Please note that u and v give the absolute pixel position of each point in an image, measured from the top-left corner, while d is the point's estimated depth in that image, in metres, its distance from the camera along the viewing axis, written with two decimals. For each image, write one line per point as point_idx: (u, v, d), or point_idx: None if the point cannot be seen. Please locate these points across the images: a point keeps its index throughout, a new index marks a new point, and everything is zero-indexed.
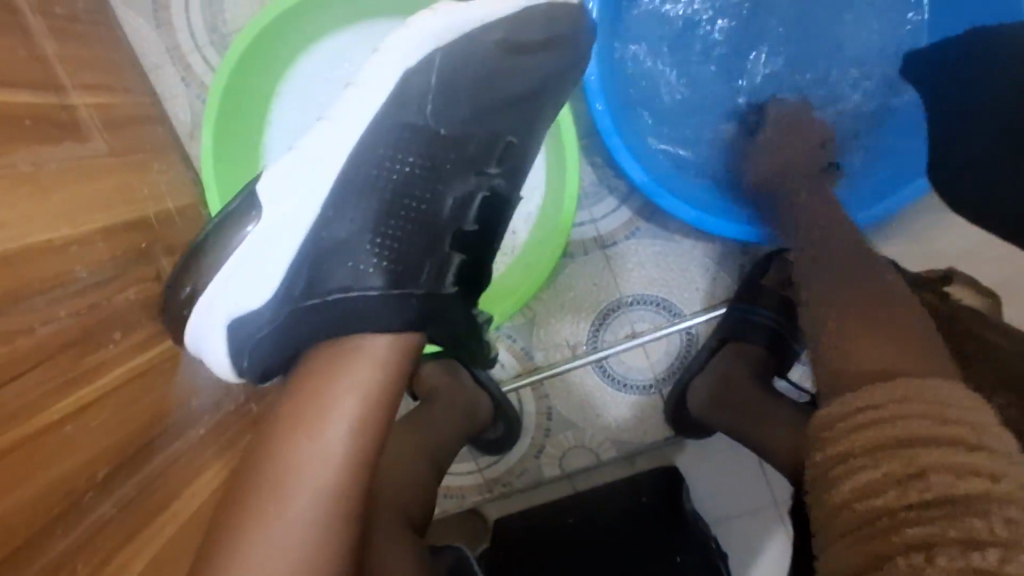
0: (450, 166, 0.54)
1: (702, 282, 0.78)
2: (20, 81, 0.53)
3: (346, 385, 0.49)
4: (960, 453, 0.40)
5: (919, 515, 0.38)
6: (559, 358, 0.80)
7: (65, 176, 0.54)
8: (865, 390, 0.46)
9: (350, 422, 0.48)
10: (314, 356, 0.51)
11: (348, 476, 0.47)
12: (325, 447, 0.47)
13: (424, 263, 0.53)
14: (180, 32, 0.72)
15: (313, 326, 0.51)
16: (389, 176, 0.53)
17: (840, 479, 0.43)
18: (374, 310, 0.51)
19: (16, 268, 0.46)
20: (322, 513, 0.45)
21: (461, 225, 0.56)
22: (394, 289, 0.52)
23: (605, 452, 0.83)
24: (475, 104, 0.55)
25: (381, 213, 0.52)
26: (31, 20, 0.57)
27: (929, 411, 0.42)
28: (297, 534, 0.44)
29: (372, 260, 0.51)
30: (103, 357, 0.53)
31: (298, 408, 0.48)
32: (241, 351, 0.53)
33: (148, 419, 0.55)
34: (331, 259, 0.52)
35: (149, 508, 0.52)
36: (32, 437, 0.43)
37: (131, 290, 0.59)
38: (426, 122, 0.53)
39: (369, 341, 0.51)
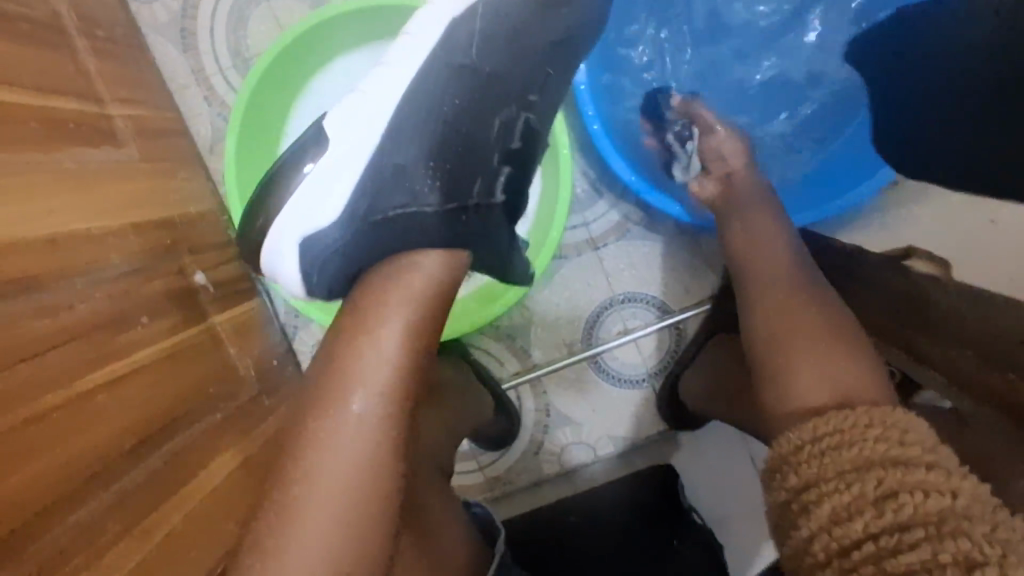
0: (495, 95, 0.57)
1: (691, 280, 0.82)
2: (68, 92, 0.59)
3: (386, 326, 0.51)
4: (917, 471, 0.44)
5: (893, 534, 0.42)
6: (556, 356, 0.84)
7: (103, 175, 0.60)
8: (822, 418, 0.51)
9: (403, 333, 0.51)
10: (376, 270, 0.53)
11: (378, 441, 0.48)
12: (382, 356, 0.50)
13: (474, 178, 0.56)
14: (205, 55, 0.78)
15: (377, 245, 0.53)
16: (440, 108, 0.54)
17: (812, 506, 0.47)
18: (432, 228, 0.53)
19: (59, 250, 0.51)
20: (358, 480, 0.47)
21: (506, 146, 0.58)
22: (449, 206, 0.54)
23: (603, 447, 0.86)
24: (514, 49, 0.57)
25: (439, 140, 0.54)
26: (78, 40, 0.63)
27: (884, 435, 0.47)
28: (341, 482, 0.47)
29: (428, 181, 0.53)
30: (133, 338, 0.56)
31: (359, 318, 0.51)
32: (310, 269, 0.54)
33: (172, 400, 0.59)
34: (392, 181, 0.53)
35: (174, 481, 0.55)
36: (71, 403, 0.47)
37: (158, 281, 0.62)
38: (473, 62, 0.55)
39: (423, 257, 0.54)
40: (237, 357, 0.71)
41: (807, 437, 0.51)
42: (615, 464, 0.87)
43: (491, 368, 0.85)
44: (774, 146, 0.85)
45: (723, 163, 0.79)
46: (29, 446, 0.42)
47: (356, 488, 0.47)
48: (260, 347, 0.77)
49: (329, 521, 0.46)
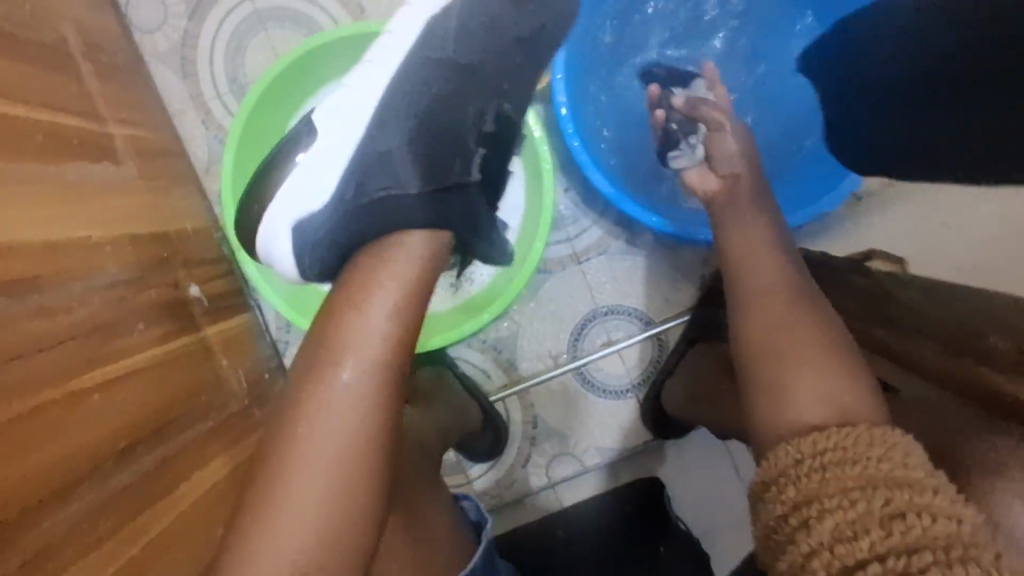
0: (469, 85, 0.60)
1: (671, 291, 0.85)
2: (74, 113, 0.62)
3: (375, 294, 0.54)
4: (931, 495, 0.40)
5: (903, 557, 0.37)
6: (541, 368, 0.86)
7: (104, 189, 0.62)
8: (823, 432, 0.47)
9: (391, 305, 0.54)
10: (367, 250, 0.55)
11: (361, 437, 0.50)
12: (368, 326, 0.53)
13: (453, 158, 0.58)
14: (204, 81, 0.82)
15: (361, 225, 0.55)
16: (420, 99, 0.58)
17: (812, 523, 0.42)
18: (412, 207, 0.56)
19: (60, 256, 0.53)
20: (342, 464, 0.49)
21: (481, 130, 0.61)
22: (430, 186, 0.56)
23: (589, 460, 0.87)
24: (490, 40, 0.61)
25: (419, 127, 0.58)
26: (82, 64, 0.67)
27: (887, 454, 0.43)
28: (327, 452, 0.49)
29: (409, 164, 0.56)
30: (127, 343, 0.58)
31: (349, 287, 0.54)
32: (302, 249, 0.58)
33: (163, 405, 0.59)
34: (376, 165, 0.57)
35: (164, 484, 0.56)
36: (65, 399, 0.48)
37: (153, 290, 0.64)
38: (448, 54, 0.60)
39: (406, 237, 0.56)
40: (227, 368, 0.73)
41: (806, 451, 0.47)
42: (601, 477, 0.88)
43: (479, 381, 0.87)
44: (767, 161, 0.88)
45: (730, 162, 0.74)
46: (24, 438, 0.43)
47: (332, 499, 0.49)
48: (250, 360, 0.78)
49: (311, 490, 0.48)
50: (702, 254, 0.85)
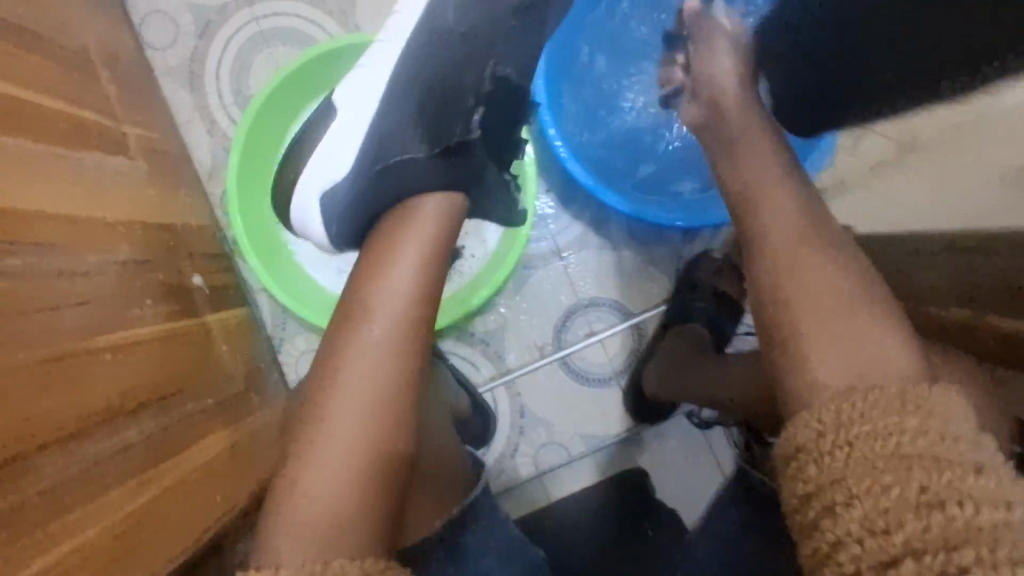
0: (462, 54, 0.66)
1: (647, 283, 0.89)
2: (95, 111, 0.68)
3: (397, 260, 0.61)
4: (968, 478, 0.40)
5: (942, 551, 0.37)
6: (527, 359, 0.90)
7: (119, 179, 0.67)
8: (849, 401, 0.47)
9: (412, 267, 0.61)
10: (389, 215, 0.64)
11: (385, 386, 0.58)
12: (393, 288, 0.60)
13: (455, 120, 0.64)
14: (210, 94, 0.89)
15: (377, 190, 0.63)
16: (425, 74, 0.65)
17: (839, 508, 0.43)
18: (424, 170, 0.63)
19: (79, 228, 0.57)
20: (374, 406, 0.57)
21: (479, 90, 0.65)
22: (437, 151, 0.63)
23: (575, 448, 0.90)
24: (485, 10, 0.66)
25: (425, 98, 0.65)
26: (101, 72, 0.73)
27: (923, 429, 0.43)
28: (360, 397, 0.57)
29: (417, 134, 0.64)
30: (137, 314, 0.62)
31: (372, 256, 0.62)
32: (329, 217, 0.66)
33: (166, 375, 0.62)
34: (390, 136, 0.64)
35: (166, 447, 0.58)
36: (79, 354, 0.51)
37: (161, 274, 0.68)
38: (449, 25, 0.66)
39: (422, 202, 0.63)
40: (226, 354, 0.76)
41: (828, 423, 0.46)
42: (587, 467, 0.90)
43: (467, 373, 0.90)
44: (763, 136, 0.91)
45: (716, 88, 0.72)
46: (38, 384, 0.46)
47: (362, 450, 0.55)
48: (248, 350, 0.82)
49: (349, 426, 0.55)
50: (678, 245, 0.89)
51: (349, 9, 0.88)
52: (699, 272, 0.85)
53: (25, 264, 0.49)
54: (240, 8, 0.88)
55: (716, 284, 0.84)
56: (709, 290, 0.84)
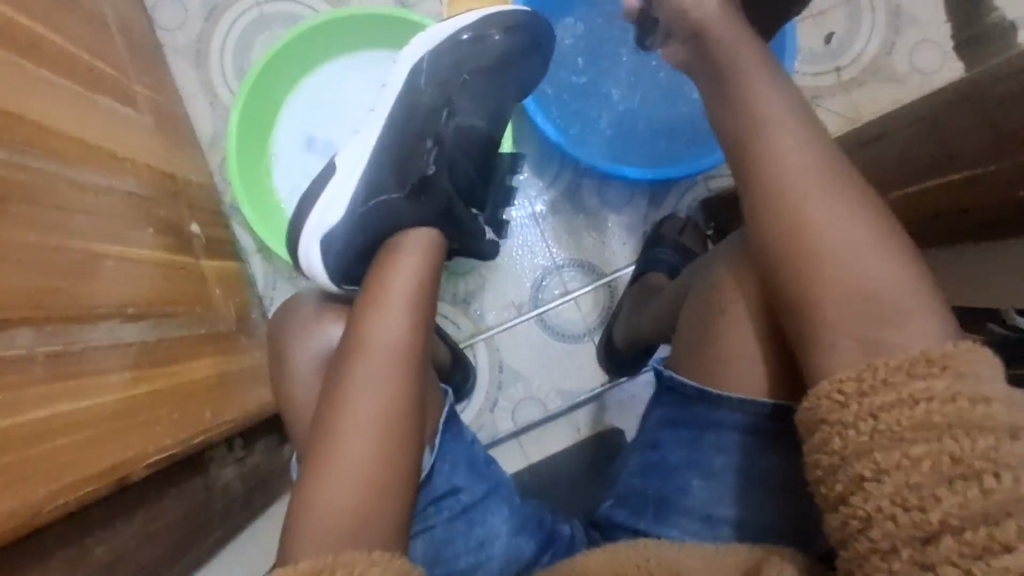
0: (426, 110, 0.74)
1: (618, 246, 0.95)
2: (110, 67, 0.75)
3: (394, 280, 0.66)
4: (1004, 445, 0.37)
5: (983, 526, 0.34)
6: (505, 318, 0.94)
7: (127, 124, 0.73)
8: (872, 366, 0.44)
9: (408, 284, 0.66)
10: (382, 251, 0.70)
11: (394, 391, 0.60)
12: (389, 310, 0.64)
13: (423, 167, 0.73)
14: (214, 71, 0.96)
15: (367, 228, 0.70)
16: (396, 133, 0.74)
17: (870, 485, 0.40)
18: (403, 210, 0.71)
19: (90, 150, 0.63)
20: (385, 413, 0.59)
21: (437, 134, 0.74)
22: (410, 194, 0.72)
23: (552, 403, 0.94)
24: (453, 69, 0.75)
25: (395, 150, 0.73)
26: (115, 35, 0.79)
27: (953, 391, 0.40)
28: (369, 408, 0.59)
29: (392, 184, 0.72)
30: (137, 238, 0.66)
31: (373, 281, 0.67)
32: (329, 258, 0.71)
33: (161, 298, 0.67)
34: (370, 184, 0.72)
35: (160, 358, 0.62)
36: (85, 255, 0.56)
37: (162, 212, 0.73)
38: (419, 88, 0.74)
39: (405, 237, 0.70)
40: (218, 297, 0.80)
41: (850, 392, 0.43)
42: (564, 427, 0.93)
43: (448, 331, 0.94)
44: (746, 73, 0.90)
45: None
46: (45, 262, 0.50)
47: (373, 451, 0.58)
48: (241, 298, 0.87)
49: (364, 437, 0.58)
50: (644, 209, 0.95)
51: None
52: (664, 229, 0.91)
53: (38, 164, 0.53)
54: None
55: (678, 240, 0.90)
56: (672, 244, 0.90)
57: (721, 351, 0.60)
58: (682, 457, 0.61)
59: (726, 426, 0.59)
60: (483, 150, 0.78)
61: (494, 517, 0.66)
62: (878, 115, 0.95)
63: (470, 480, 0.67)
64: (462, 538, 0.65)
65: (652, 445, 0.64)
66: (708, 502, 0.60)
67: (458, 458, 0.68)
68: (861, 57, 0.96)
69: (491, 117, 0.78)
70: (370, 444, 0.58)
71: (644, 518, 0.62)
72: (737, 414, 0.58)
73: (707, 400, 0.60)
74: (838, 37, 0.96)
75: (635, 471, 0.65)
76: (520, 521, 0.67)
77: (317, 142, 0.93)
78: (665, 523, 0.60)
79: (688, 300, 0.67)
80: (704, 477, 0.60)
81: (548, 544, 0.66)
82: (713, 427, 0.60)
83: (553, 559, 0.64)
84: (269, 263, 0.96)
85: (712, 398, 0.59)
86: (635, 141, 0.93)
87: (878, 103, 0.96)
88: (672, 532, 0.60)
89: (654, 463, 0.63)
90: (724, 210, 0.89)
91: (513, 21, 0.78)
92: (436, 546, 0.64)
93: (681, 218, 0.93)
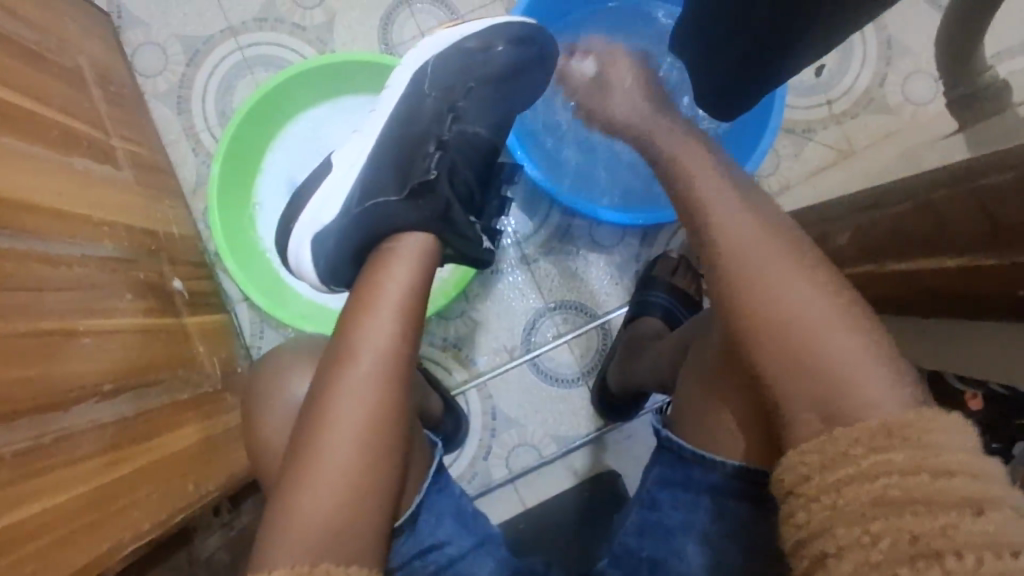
0: (430, 114, 0.69)
1: (610, 287, 0.94)
2: (86, 123, 0.73)
3: (390, 280, 0.59)
4: (962, 523, 0.36)
5: None
6: (497, 363, 0.92)
7: (106, 183, 0.72)
8: (836, 432, 0.44)
9: (405, 284, 0.59)
10: (374, 254, 0.62)
11: (381, 407, 0.54)
12: (384, 315, 0.57)
13: (428, 165, 0.66)
14: (197, 117, 0.94)
15: (355, 234, 0.62)
16: (397, 137, 0.68)
17: (832, 562, 0.40)
18: (395, 211, 0.62)
19: (65, 221, 0.61)
20: (368, 428, 0.53)
21: (439, 138, 0.68)
22: (407, 195, 0.64)
23: (547, 448, 0.92)
24: (460, 74, 0.70)
25: (395, 153, 0.67)
26: (94, 91, 0.78)
27: (915, 464, 0.40)
28: (352, 422, 0.53)
29: (390, 185, 0.64)
30: (115, 307, 0.64)
31: (364, 277, 0.59)
32: (320, 259, 0.65)
33: (141, 366, 0.65)
34: (370, 182, 0.65)
35: (139, 432, 0.60)
36: (59, 336, 0.54)
37: (141, 272, 0.71)
38: (425, 94, 0.69)
39: (400, 240, 0.62)
40: (202, 353, 0.78)
41: (813, 464, 0.44)
42: (560, 471, 0.92)
43: (441, 378, 0.92)
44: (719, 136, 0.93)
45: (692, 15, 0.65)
46: (17, 353, 0.48)
47: (353, 468, 0.52)
48: (226, 352, 0.85)
49: (341, 452, 0.52)
50: (636, 248, 0.94)
51: (326, 37, 0.95)
52: (657, 269, 0.90)
53: (8, 247, 0.52)
54: (225, 38, 0.94)
55: (672, 281, 0.89)
56: (666, 284, 0.89)
57: (726, 420, 0.58)
58: (679, 520, 0.59)
59: (724, 490, 0.57)
60: (483, 159, 0.71)
61: (481, 570, 0.60)
62: (870, 145, 0.94)
63: (458, 531, 0.61)
64: None
65: (648, 505, 0.62)
66: (705, 569, 0.58)
67: (443, 508, 0.61)
68: (852, 88, 0.95)
69: (496, 125, 0.72)
70: (348, 458, 0.52)
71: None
72: (731, 479, 0.57)
73: (704, 464, 0.58)
74: (829, 69, 0.95)
75: (631, 531, 0.62)
76: (510, 570, 0.60)
77: None
78: None
79: (684, 369, 0.66)
80: (699, 542, 0.58)
81: None
82: (709, 489, 0.58)
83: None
84: (254, 311, 0.94)
85: (708, 462, 0.58)
86: (630, 176, 0.92)
87: (869, 135, 0.95)
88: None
89: (652, 525, 0.60)
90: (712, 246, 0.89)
91: (518, 33, 0.72)
92: None
93: (673, 258, 0.91)
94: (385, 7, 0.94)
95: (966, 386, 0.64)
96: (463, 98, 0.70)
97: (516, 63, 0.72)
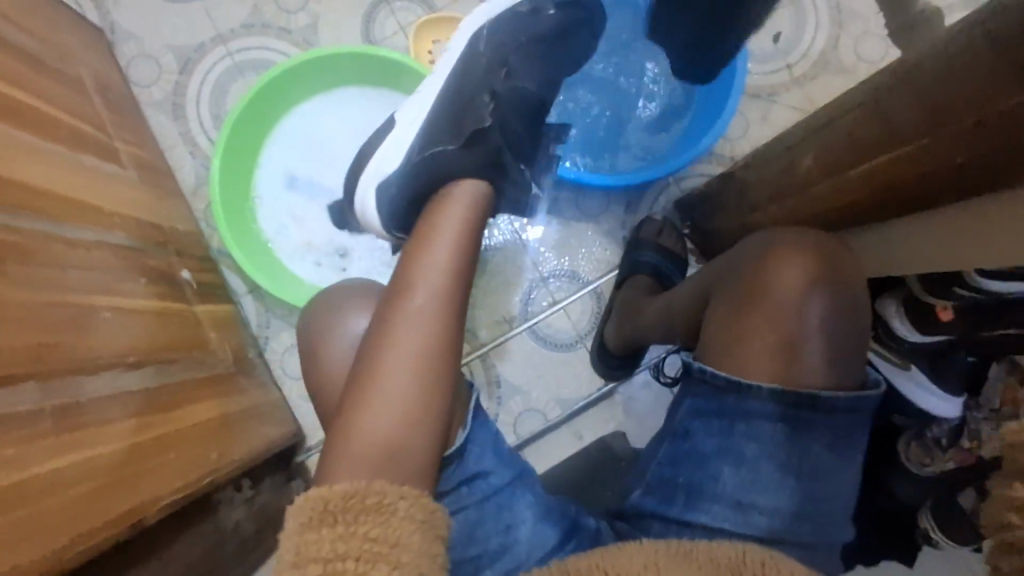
0: (483, 68, 0.73)
1: (602, 254, 0.98)
2: (91, 126, 0.77)
3: (441, 231, 0.66)
4: None
5: None
6: (500, 333, 0.96)
7: (114, 181, 0.75)
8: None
9: (455, 235, 0.66)
10: (423, 215, 0.68)
11: (432, 343, 0.61)
12: (438, 262, 0.65)
13: (485, 113, 0.69)
14: (192, 122, 0.98)
15: (415, 182, 0.68)
16: (460, 93, 0.72)
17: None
18: (451, 159, 0.68)
19: (79, 210, 0.64)
20: (423, 361, 0.61)
21: (493, 89, 0.71)
22: (464, 144, 0.69)
23: (552, 412, 0.95)
24: (515, 30, 0.74)
25: (454, 106, 0.71)
26: (94, 97, 0.81)
27: None
28: (410, 356, 0.60)
29: (450, 135, 0.69)
30: (131, 290, 0.67)
31: (421, 228, 0.67)
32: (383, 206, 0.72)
33: (159, 344, 0.68)
34: (431, 134, 0.71)
35: (164, 403, 0.63)
36: (82, 310, 0.57)
37: (152, 261, 0.75)
38: (481, 52, 0.74)
39: (457, 189, 0.68)
40: (214, 340, 0.81)
41: None
42: (566, 434, 0.95)
43: None
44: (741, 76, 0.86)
45: None
46: (46, 321, 0.51)
47: (413, 396, 0.59)
48: (236, 340, 0.88)
49: (400, 381, 0.59)
50: (620, 215, 0.99)
51: (311, 38, 1.00)
52: (643, 231, 0.94)
53: (30, 226, 0.55)
54: (215, 46, 0.98)
55: (658, 241, 0.93)
56: (652, 244, 0.93)
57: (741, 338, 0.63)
58: (713, 446, 0.63)
59: (758, 414, 0.61)
60: (532, 113, 0.74)
61: (520, 502, 0.64)
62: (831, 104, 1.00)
63: (498, 464, 0.65)
64: (491, 520, 0.63)
65: (681, 436, 0.64)
66: (742, 489, 0.61)
67: (482, 441, 0.66)
68: (810, 52, 1.01)
69: (543, 82, 0.75)
70: (408, 386, 0.59)
71: (675, 505, 0.62)
72: (767, 403, 0.61)
73: (739, 390, 0.62)
74: (786, 36, 1.01)
75: (664, 461, 0.65)
76: (545, 506, 0.64)
77: (299, 180, 0.95)
78: (696, 510, 0.61)
79: (712, 299, 0.70)
80: (736, 465, 0.62)
81: (573, 533, 0.63)
82: (746, 416, 0.62)
83: (577, 549, 0.62)
84: (260, 303, 0.97)
85: (742, 389, 0.62)
86: (636, 146, 0.98)
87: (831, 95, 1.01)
88: (704, 518, 0.61)
89: (685, 453, 0.64)
90: (693, 203, 0.95)
91: None
92: (468, 528, 0.62)
93: (657, 221, 0.96)
94: (365, 5, 0.99)
95: (939, 302, 0.72)
96: (514, 56, 0.73)
97: (562, 27, 0.77)
